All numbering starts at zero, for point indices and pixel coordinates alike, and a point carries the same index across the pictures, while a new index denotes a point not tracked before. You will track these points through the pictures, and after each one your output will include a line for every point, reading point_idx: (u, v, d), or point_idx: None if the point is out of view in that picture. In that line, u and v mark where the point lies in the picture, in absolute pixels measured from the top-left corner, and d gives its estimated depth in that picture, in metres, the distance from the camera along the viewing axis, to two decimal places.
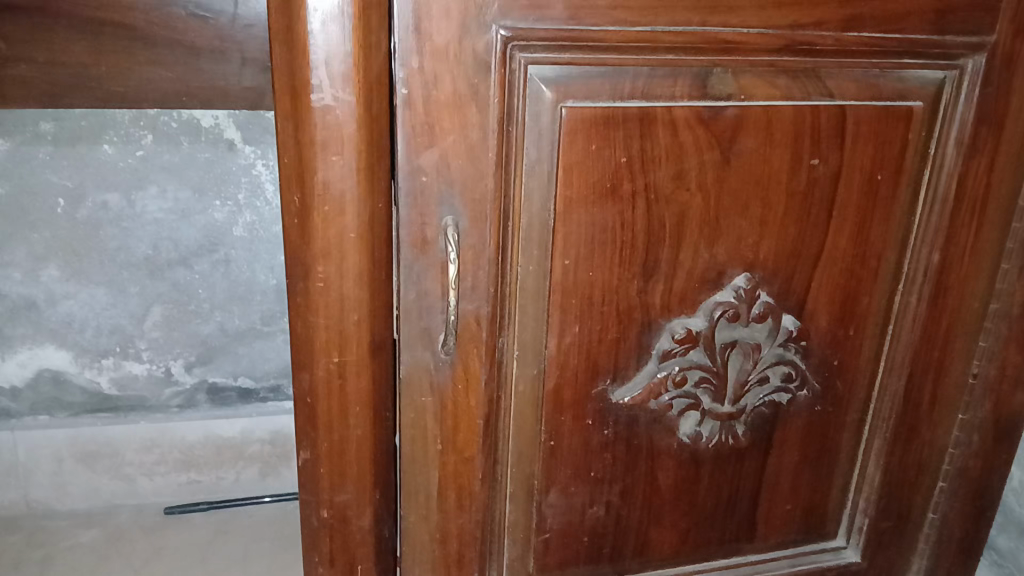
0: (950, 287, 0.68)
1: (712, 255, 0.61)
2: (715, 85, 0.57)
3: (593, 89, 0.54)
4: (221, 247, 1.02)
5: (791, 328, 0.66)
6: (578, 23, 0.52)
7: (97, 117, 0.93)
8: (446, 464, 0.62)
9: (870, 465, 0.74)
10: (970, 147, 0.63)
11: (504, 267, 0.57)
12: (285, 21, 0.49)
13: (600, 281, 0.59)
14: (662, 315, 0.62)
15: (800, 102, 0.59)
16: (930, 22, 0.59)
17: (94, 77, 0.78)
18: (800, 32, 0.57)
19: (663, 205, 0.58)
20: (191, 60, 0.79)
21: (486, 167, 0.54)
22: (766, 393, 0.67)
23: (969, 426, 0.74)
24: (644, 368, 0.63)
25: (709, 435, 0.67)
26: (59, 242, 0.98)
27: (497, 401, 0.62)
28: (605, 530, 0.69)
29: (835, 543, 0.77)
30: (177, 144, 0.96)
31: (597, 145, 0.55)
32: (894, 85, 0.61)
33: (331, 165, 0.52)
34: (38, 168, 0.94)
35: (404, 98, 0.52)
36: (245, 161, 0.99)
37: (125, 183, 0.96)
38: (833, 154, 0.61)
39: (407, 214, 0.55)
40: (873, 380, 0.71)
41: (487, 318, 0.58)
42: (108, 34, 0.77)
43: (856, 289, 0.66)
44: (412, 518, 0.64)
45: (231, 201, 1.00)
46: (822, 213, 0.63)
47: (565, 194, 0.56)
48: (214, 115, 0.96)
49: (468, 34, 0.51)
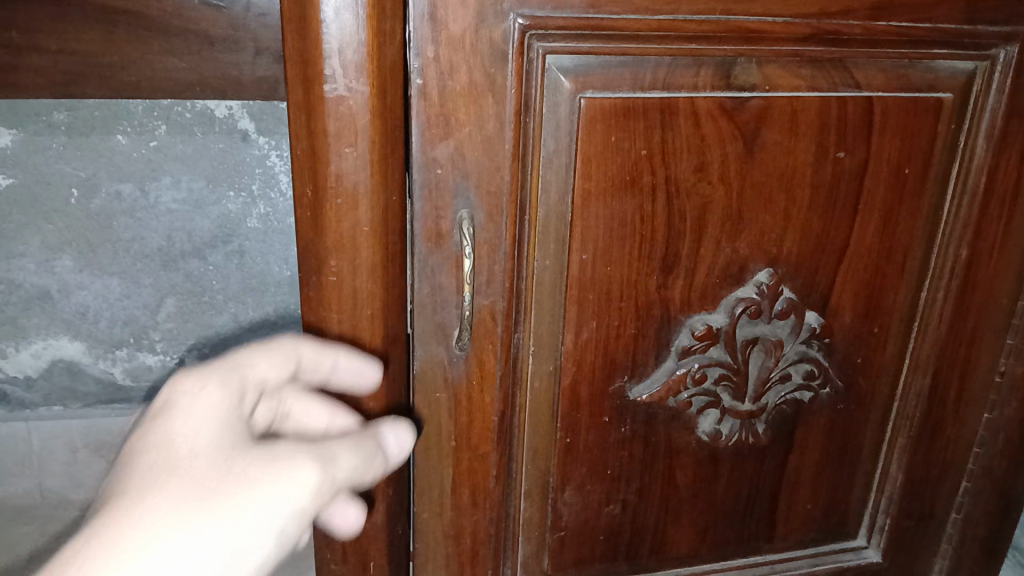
0: (977, 284, 0.66)
1: (734, 249, 0.60)
2: (739, 75, 0.55)
3: (614, 79, 0.53)
4: (235, 238, 0.96)
5: (814, 324, 0.64)
6: (597, 12, 0.51)
7: (109, 106, 0.88)
8: (461, 460, 0.61)
9: (893, 463, 0.72)
10: (1000, 139, 0.62)
11: (521, 262, 0.56)
12: (298, 9, 0.48)
13: (618, 276, 0.58)
14: (681, 311, 0.60)
15: (826, 93, 0.57)
16: (961, 11, 0.58)
17: (107, 66, 0.76)
18: (827, 21, 0.55)
19: (684, 198, 0.57)
20: (205, 50, 0.77)
21: (502, 159, 0.53)
22: (788, 391, 0.65)
23: (996, 425, 0.72)
24: (663, 365, 0.62)
25: (728, 433, 0.66)
26: (73, 234, 0.93)
27: (513, 397, 0.60)
28: (621, 528, 0.67)
29: (855, 543, 0.76)
30: (191, 134, 0.91)
31: (616, 136, 0.54)
32: (923, 76, 0.59)
33: (344, 157, 0.51)
34: (50, 159, 0.90)
35: (419, 89, 0.51)
36: (259, 152, 0.93)
37: (139, 173, 0.91)
38: (859, 146, 0.59)
39: (422, 207, 0.53)
40: (897, 378, 0.69)
41: (503, 312, 0.57)
42: (122, 24, 0.75)
43: (881, 284, 0.65)
44: (426, 515, 0.63)
45: (245, 192, 0.95)
46: (847, 206, 0.61)
47: (584, 186, 0.55)
48: (228, 105, 0.90)
49: (485, 23, 0.50)
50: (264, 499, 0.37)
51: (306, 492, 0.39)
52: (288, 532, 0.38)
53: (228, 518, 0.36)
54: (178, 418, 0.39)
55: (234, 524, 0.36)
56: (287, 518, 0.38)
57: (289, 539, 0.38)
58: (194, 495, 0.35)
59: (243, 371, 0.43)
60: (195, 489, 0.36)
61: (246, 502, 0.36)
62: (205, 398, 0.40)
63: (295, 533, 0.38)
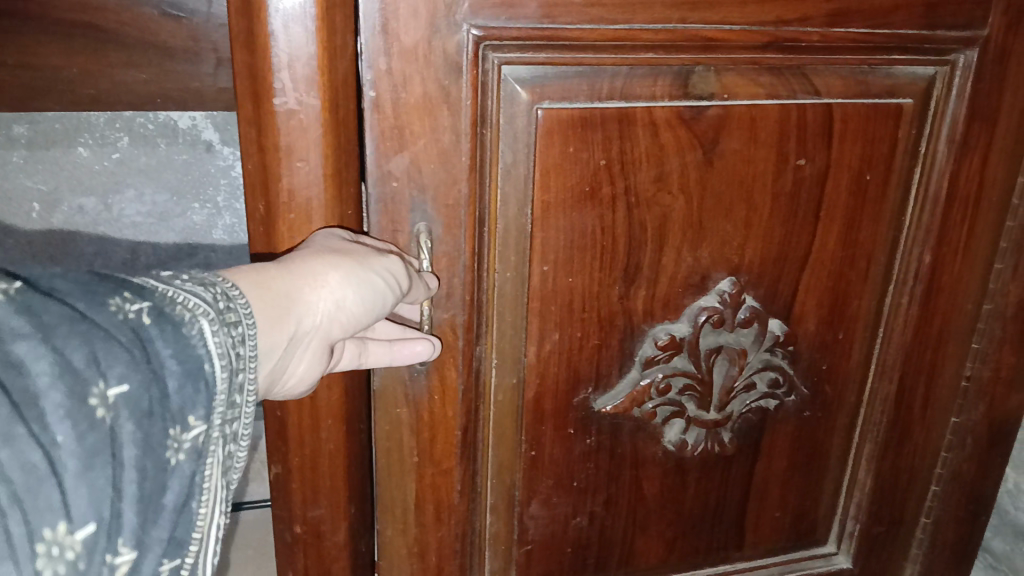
0: (942, 289, 0.67)
1: (696, 259, 0.59)
2: (697, 84, 0.55)
3: (570, 89, 0.52)
4: (200, 251, 0.87)
5: (778, 332, 0.64)
6: (553, 22, 0.51)
7: (71, 118, 0.79)
8: (424, 476, 0.60)
9: (862, 469, 0.72)
10: (961, 143, 0.62)
11: (481, 275, 0.56)
12: (245, 23, 0.47)
13: (581, 288, 0.57)
14: (644, 321, 0.60)
15: (784, 101, 0.57)
16: (920, 17, 0.58)
17: (65, 80, 0.71)
18: (784, 28, 0.55)
19: (644, 208, 0.56)
20: (164, 62, 0.71)
21: (458, 171, 0.53)
22: (753, 399, 0.65)
23: (964, 429, 0.72)
24: (627, 376, 0.61)
25: (694, 443, 0.65)
26: (36, 248, 0.83)
27: (476, 411, 0.60)
28: (589, 541, 0.67)
29: (826, 550, 0.75)
30: (154, 146, 0.82)
31: (574, 147, 0.53)
32: (882, 82, 0.59)
33: (295, 172, 0.50)
34: (9, 173, 0.80)
35: (372, 101, 0.50)
36: (224, 163, 0.84)
37: (101, 186, 0.82)
38: (819, 153, 0.59)
39: (378, 221, 0.53)
40: (864, 384, 0.69)
41: (463, 326, 0.56)
42: (80, 37, 0.70)
43: (846, 291, 0.65)
44: (388, 533, 0.62)
45: (210, 204, 0.85)
46: (809, 214, 0.61)
47: (543, 198, 0.54)
48: (191, 115, 0.81)
49: (437, 34, 0.49)
50: (376, 257, 0.48)
51: (402, 268, 0.49)
52: (392, 284, 0.48)
53: (350, 258, 0.46)
54: (319, 236, 0.50)
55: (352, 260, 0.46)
56: (389, 274, 0.48)
57: (394, 290, 0.48)
58: (325, 249, 0.47)
59: (359, 236, 0.52)
60: (326, 248, 0.47)
61: (360, 253, 0.47)
62: (335, 227, 0.51)
63: (395, 287, 0.48)
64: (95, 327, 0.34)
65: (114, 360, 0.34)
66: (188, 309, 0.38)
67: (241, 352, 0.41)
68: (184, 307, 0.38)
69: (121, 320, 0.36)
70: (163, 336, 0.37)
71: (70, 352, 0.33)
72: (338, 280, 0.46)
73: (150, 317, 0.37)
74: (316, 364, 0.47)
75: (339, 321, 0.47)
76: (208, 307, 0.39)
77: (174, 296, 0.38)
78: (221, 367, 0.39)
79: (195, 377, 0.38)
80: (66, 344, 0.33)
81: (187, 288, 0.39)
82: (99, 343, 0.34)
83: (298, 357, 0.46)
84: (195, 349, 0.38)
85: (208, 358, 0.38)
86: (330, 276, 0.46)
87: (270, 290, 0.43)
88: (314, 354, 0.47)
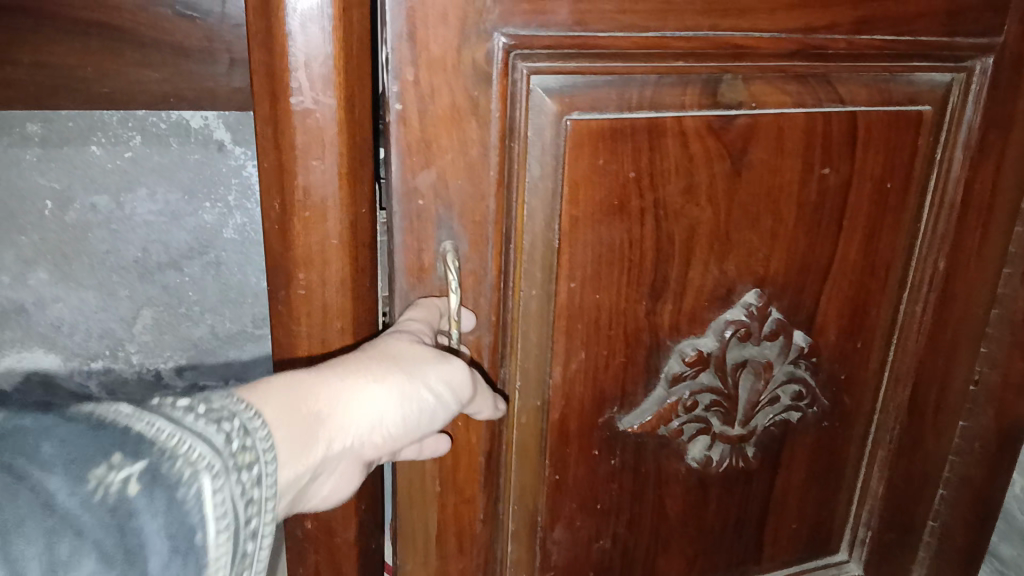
0: (955, 296, 0.67)
1: (723, 271, 0.59)
2: (726, 93, 0.55)
3: (600, 98, 0.52)
4: (211, 250, 0.83)
5: (802, 344, 0.64)
6: (585, 29, 0.50)
7: (83, 117, 0.77)
8: (446, 506, 0.60)
9: (874, 477, 0.72)
10: (977, 150, 0.62)
11: (507, 294, 0.55)
12: (263, 22, 0.47)
13: (607, 304, 0.57)
14: (670, 336, 0.60)
15: (811, 109, 0.57)
16: (942, 24, 0.58)
17: (80, 79, 0.70)
18: (812, 36, 0.55)
19: (672, 222, 0.56)
20: (179, 62, 0.70)
21: (486, 186, 0.52)
22: (777, 412, 0.65)
23: (972, 433, 0.72)
24: (653, 394, 0.61)
25: (719, 459, 0.65)
26: (48, 246, 0.80)
27: (499, 436, 0.59)
28: (612, 564, 0.66)
29: (837, 558, 0.76)
30: (166, 145, 0.79)
31: (603, 159, 0.53)
32: (903, 90, 0.59)
33: (311, 170, 0.50)
34: (24, 172, 0.78)
35: (398, 114, 0.50)
36: (235, 164, 0.81)
37: (114, 186, 0.79)
38: (844, 162, 0.59)
39: (403, 239, 0.52)
40: (878, 392, 0.69)
41: (489, 346, 0.56)
42: (94, 36, 0.69)
43: (865, 300, 0.65)
44: (409, 566, 0.61)
45: (221, 203, 0.82)
46: (831, 225, 0.61)
47: (571, 212, 0.54)
48: (203, 115, 0.79)
49: (468, 43, 0.49)
50: (426, 365, 0.46)
51: (457, 372, 0.48)
52: (440, 394, 0.47)
53: (398, 371, 0.45)
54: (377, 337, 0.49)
55: (401, 373, 0.45)
56: (439, 383, 0.47)
57: (441, 399, 0.47)
58: (378, 356, 0.46)
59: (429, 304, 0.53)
60: (377, 355, 0.46)
61: (408, 362, 0.46)
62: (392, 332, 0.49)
63: (443, 397, 0.47)
64: (63, 519, 0.29)
65: (80, 557, 0.29)
66: (188, 464, 0.33)
67: (249, 500, 0.35)
68: (184, 461, 0.33)
69: (97, 500, 0.30)
70: (150, 507, 0.31)
71: (26, 558, 0.28)
72: (379, 392, 0.44)
73: (137, 485, 0.31)
74: (345, 484, 0.46)
75: (375, 437, 0.45)
76: (215, 458, 0.34)
77: (174, 446, 0.33)
78: (219, 529, 0.33)
79: (185, 550, 0.32)
80: (26, 547, 0.28)
81: (195, 429, 0.34)
82: (64, 540, 0.29)
83: (327, 478, 0.44)
84: (188, 516, 0.32)
85: (202, 526, 0.33)
86: (368, 388, 0.44)
87: (302, 410, 0.41)
88: (345, 471, 0.45)
